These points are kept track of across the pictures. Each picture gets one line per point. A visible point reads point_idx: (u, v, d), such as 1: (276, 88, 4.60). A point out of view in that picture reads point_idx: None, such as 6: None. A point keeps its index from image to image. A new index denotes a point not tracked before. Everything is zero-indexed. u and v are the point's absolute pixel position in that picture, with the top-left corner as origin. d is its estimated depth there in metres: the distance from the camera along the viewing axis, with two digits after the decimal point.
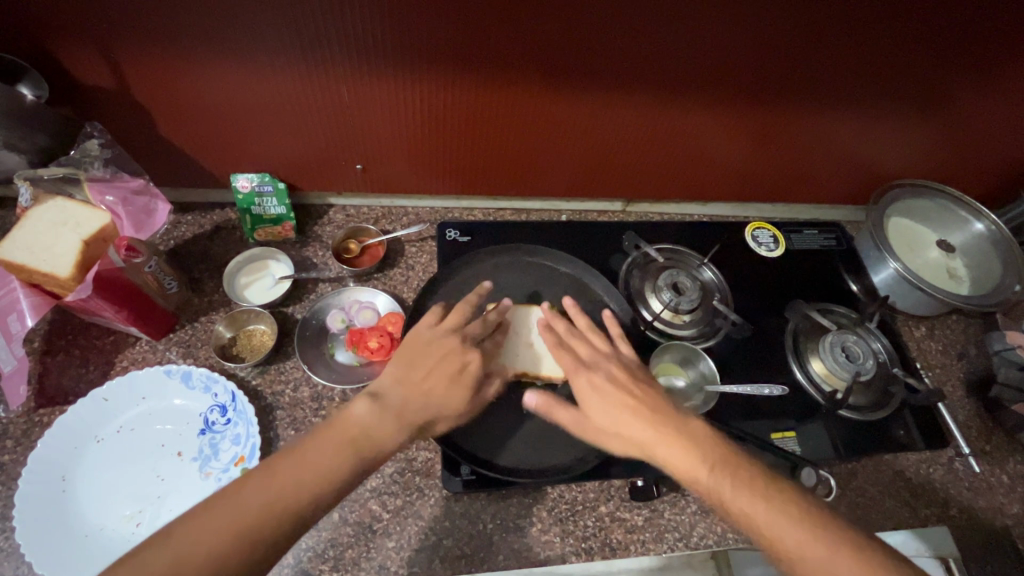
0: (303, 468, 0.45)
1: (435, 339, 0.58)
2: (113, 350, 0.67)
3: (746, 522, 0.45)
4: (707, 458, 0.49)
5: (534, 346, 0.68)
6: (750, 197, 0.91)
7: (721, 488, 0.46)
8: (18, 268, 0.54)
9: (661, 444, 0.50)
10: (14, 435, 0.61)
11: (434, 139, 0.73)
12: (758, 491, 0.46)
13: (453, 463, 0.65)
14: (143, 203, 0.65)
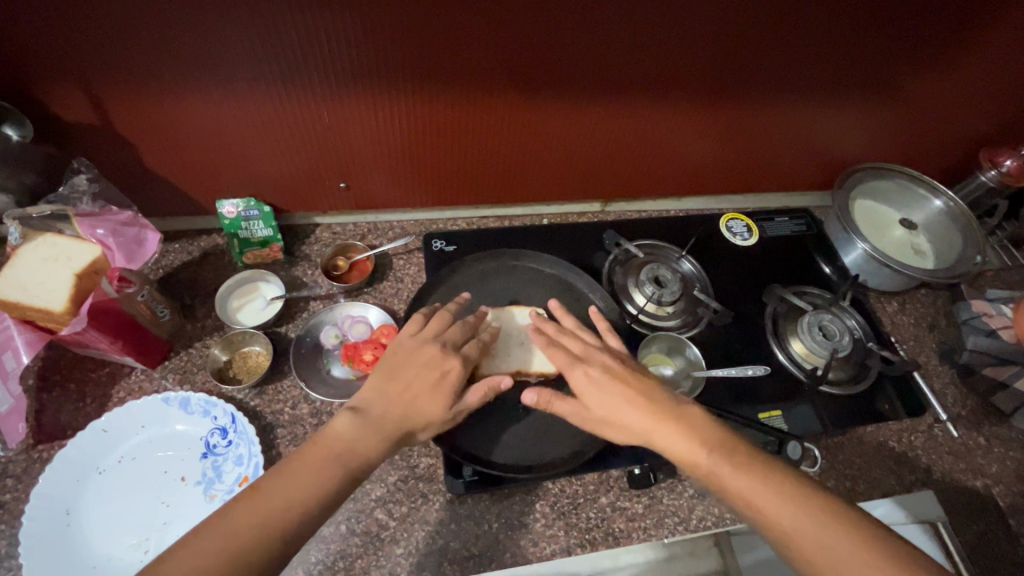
0: (310, 477, 0.47)
1: (419, 346, 0.60)
2: (110, 381, 0.67)
3: (743, 499, 0.47)
4: (697, 434, 0.51)
5: (525, 345, 0.70)
6: (722, 190, 0.94)
7: (708, 466, 0.49)
8: (12, 305, 0.54)
9: (660, 428, 0.52)
10: (13, 473, 0.61)
11: (414, 154, 0.75)
12: (745, 466, 0.48)
13: (455, 466, 0.66)
14: (133, 234, 0.64)
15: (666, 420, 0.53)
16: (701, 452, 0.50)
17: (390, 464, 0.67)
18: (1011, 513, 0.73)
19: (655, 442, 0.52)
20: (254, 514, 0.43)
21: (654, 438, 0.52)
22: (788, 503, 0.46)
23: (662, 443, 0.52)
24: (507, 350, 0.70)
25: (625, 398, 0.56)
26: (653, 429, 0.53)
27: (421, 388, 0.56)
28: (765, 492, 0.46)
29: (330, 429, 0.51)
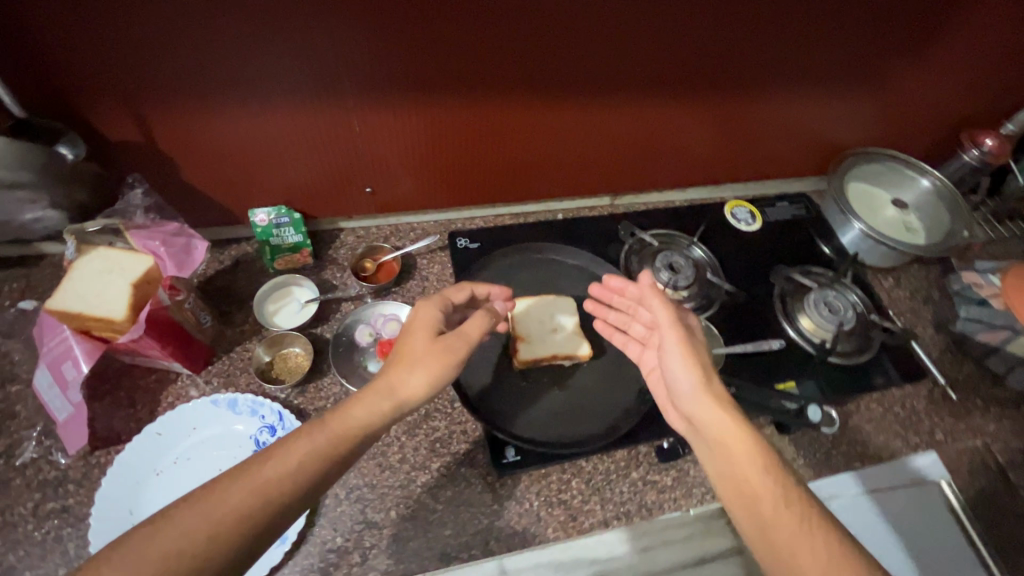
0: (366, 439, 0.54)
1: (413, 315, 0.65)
2: (158, 387, 0.70)
3: (776, 545, 0.48)
4: (765, 468, 0.52)
5: (559, 330, 0.75)
6: (726, 179, 0.98)
7: (764, 504, 0.51)
8: (72, 316, 0.57)
9: (731, 440, 0.55)
10: (75, 478, 0.63)
11: (438, 157, 0.79)
12: (807, 521, 0.49)
13: (499, 448, 0.69)
14: (182, 244, 0.66)
15: (739, 433, 0.55)
16: (766, 490, 0.51)
17: (432, 452, 0.70)
18: (1009, 467, 0.80)
19: (719, 446, 0.55)
20: None
21: (722, 444, 0.55)
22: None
23: (727, 453, 0.55)
24: (544, 337, 0.74)
25: (710, 378, 0.60)
26: (727, 439, 0.55)
27: (416, 335, 0.60)
28: (818, 557, 0.46)
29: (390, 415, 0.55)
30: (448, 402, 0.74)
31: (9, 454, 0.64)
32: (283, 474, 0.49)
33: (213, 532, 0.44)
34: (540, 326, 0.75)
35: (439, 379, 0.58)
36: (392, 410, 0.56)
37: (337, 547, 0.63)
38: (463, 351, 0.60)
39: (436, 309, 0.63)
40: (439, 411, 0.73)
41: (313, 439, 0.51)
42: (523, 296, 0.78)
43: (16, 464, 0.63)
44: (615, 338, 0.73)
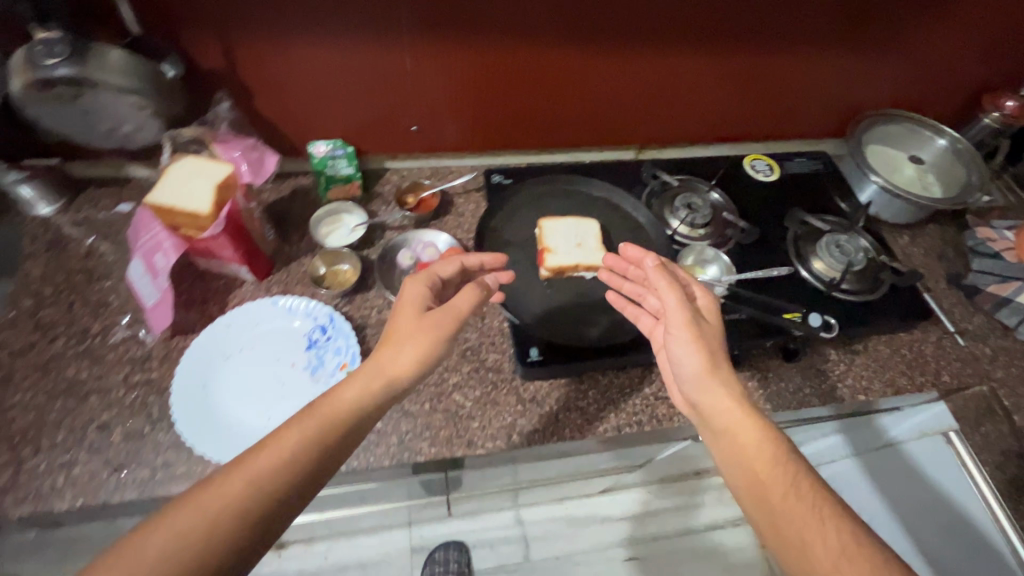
0: (370, 410, 0.57)
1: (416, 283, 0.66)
2: (226, 290, 0.80)
3: (794, 531, 0.51)
4: (776, 459, 0.56)
5: (582, 245, 0.79)
6: (747, 136, 1.03)
7: (773, 493, 0.54)
8: (166, 209, 0.67)
9: (742, 429, 0.58)
10: (157, 356, 0.73)
11: (476, 99, 0.86)
12: (818, 511, 0.51)
13: (523, 351, 0.74)
14: (257, 157, 0.76)
15: (750, 422, 0.59)
16: (776, 481, 0.54)
17: (463, 358, 0.78)
18: (1016, 411, 0.81)
19: (731, 436, 0.59)
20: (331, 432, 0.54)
21: (734, 435, 0.59)
22: (856, 563, 0.47)
23: (740, 443, 0.58)
24: (568, 251, 0.79)
25: (717, 367, 0.63)
26: (734, 430, 0.59)
27: (405, 312, 0.63)
28: (829, 545, 0.49)
29: (376, 368, 0.59)
30: (478, 318, 0.82)
31: (104, 334, 0.75)
32: (276, 458, 0.50)
33: (239, 509, 0.47)
34: (564, 242, 0.79)
35: (428, 356, 0.61)
36: (383, 392, 0.58)
37: (377, 429, 0.71)
38: (451, 325, 0.63)
39: (422, 286, 0.66)
40: (471, 325, 0.81)
41: (303, 427, 0.53)
42: (545, 219, 0.82)
43: (109, 342, 0.74)
44: (626, 311, 0.74)
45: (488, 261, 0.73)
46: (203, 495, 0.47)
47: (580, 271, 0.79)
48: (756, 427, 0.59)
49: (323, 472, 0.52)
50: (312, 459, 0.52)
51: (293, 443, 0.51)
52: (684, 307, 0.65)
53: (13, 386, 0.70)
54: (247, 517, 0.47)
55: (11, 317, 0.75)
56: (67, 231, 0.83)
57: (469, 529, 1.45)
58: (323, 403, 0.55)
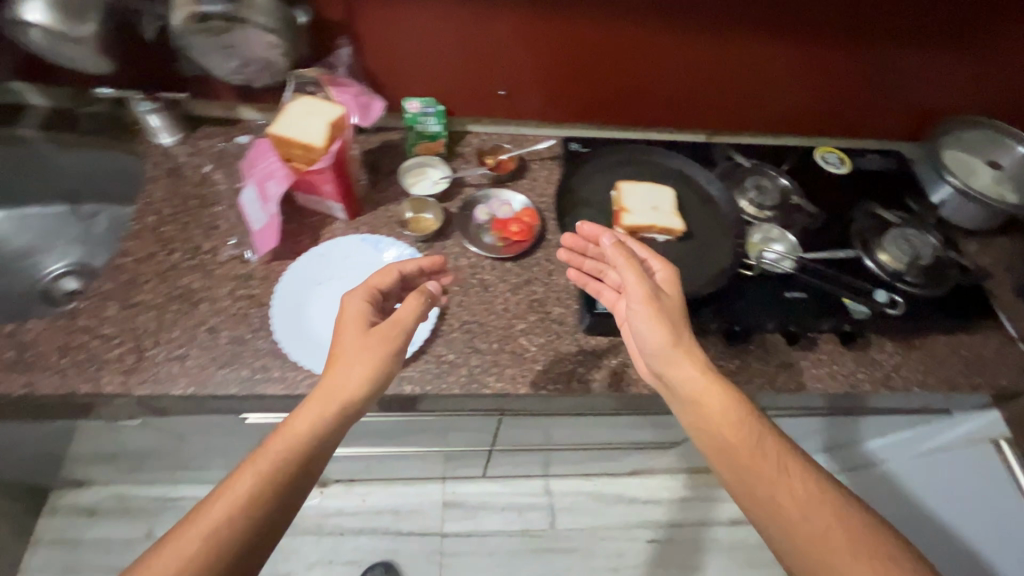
0: (325, 436, 0.62)
1: (357, 300, 0.70)
2: (320, 224, 0.87)
3: (769, 493, 0.60)
4: (742, 423, 0.64)
5: (658, 209, 0.82)
6: (821, 129, 1.04)
7: (743, 455, 0.62)
8: (285, 140, 0.74)
9: (709, 394, 0.65)
10: (258, 276, 0.81)
11: (563, 68, 0.91)
12: (784, 467, 0.61)
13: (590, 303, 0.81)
14: (365, 102, 0.84)
15: (719, 386, 0.65)
16: (743, 443, 0.62)
17: (531, 308, 0.83)
18: None
19: (701, 405, 0.65)
20: (284, 470, 0.59)
21: (703, 405, 0.65)
22: (818, 505, 0.59)
23: (709, 412, 0.64)
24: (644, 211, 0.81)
25: (680, 339, 0.67)
26: (703, 397, 0.65)
27: (351, 331, 0.67)
28: (796, 496, 0.59)
29: (325, 385, 0.64)
30: (546, 275, 0.87)
31: (214, 252, 0.83)
32: (234, 501, 0.56)
33: (209, 552, 0.53)
34: (641, 203, 0.82)
35: (377, 372, 0.65)
36: (337, 413, 0.63)
37: (448, 361, 0.77)
38: (398, 339, 0.67)
39: (364, 301, 0.70)
40: (539, 280, 0.86)
41: (256, 469, 0.58)
42: (624, 182, 0.85)
43: (218, 259, 0.82)
44: (588, 286, 0.79)
45: (426, 265, 0.75)
46: (168, 551, 0.53)
47: (654, 233, 0.81)
48: (723, 393, 0.65)
49: (282, 513, 0.58)
50: (269, 502, 0.57)
51: (247, 488, 0.57)
52: (645, 283, 0.68)
53: (137, 288, 0.79)
54: (223, 552, 0.54)
55: (136, 229, 0.84)
56: (184, 159, 0.92)
57: (502, 492, 1.52)
58: (276, 440, 0.60)
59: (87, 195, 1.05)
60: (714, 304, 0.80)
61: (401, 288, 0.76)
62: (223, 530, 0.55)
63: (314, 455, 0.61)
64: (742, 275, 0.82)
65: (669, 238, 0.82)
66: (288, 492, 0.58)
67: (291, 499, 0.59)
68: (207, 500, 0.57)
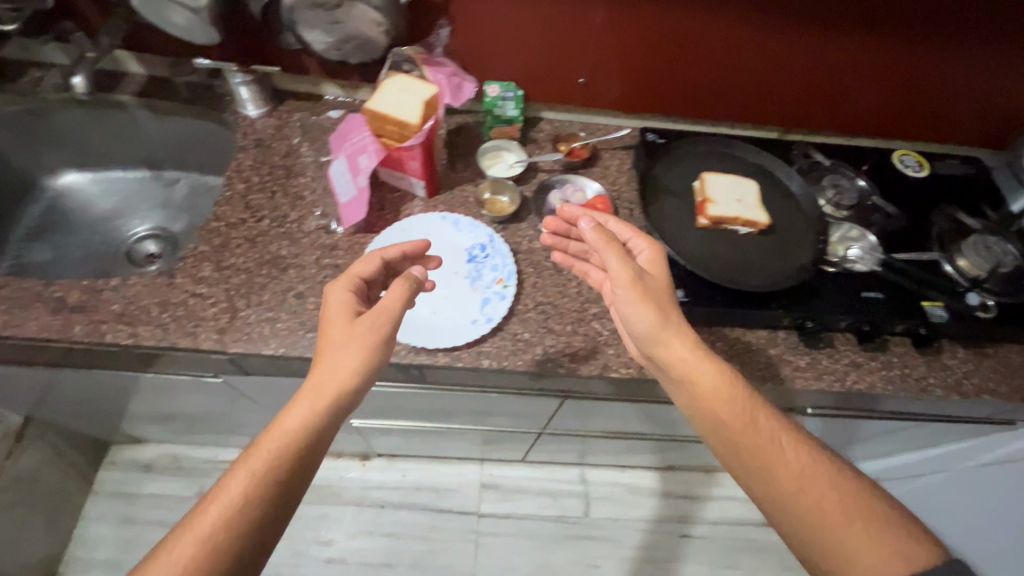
0: (318, 426, 0.62)
1: (343, 292, 0.69)
2: (400, 201, 0.90)
3: (767, 473, 0.60)
4: (732, 402, 0.63)
5: (743, 202, 0.83)
6: (897, 132, 1.03)
7: (735, 431, 0.62)
8: (382, 116, 0.77)
9: (698, 372, 0.64)
10: (342, 247, 0.84)
11: (646, 60, 0.92)
12: (777, 440, 0.62)
13: None
14: (457, 83, 0.86)
15: (707, 364, 0.65)
16: (735, 421, 0.62)
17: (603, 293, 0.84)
18: None
19: (692, 386, 0.65)
20: (273, 471, 0.59)
21: (693, 384, 0.65)
22: (815, 478, 0.58)
23: (700, 392, 0.64)
24: (729, 203, 0.83)
25: (666, 321, 0.66)
26: (695, 376, 0.64)
27: (338, 320, 0.67)
28: (793, 471, 0.59)
29: (317, 372, 0.64)
30: None
31: (301, 221, 0.86)
32: (227, 504, 0.57)
33: (204, 555, 0.54)
34: (725, 195, 0.83)
35: (367, 360, 0.65)
36: (331, 405, 0.63)
37: (524, 340, 0.79)
38: (387, 326, 0.67)
39: (348, 290, 0.69)
40: None
41: (247, 470, 0.59)
42: (709, 173, 0.86)
43: (305, 228, 0.85)
44: (575, 267, 0.80)
45: (411, 248, 0.76)
46: (161, 560, 0.54)
47: (736, 225, 0.83)
48: (713, 371, 0.65)
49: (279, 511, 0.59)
50: (264, 501, 0.58)
51: (241, 491, 0.57)
52: (628, 268, 0.67)
53: (230, 251, 0.82)
54: (219, 553, 0.55)
55: (227, 196, 0.87)
56: (271, 132, 0.95)
57: (539, 477, 1.55)
58: (268, 439, 0.61)
59: (168, 162, 1.09)
60: (792, 297, 0.80)
61: (388, 275, 0.77)
62: (219, 534, 0.55)
63: (307, 450, 0.61)
64: (821, 270, 0.83)
65: (751, 231, 0.83)
66: (281, 488, 0.59)
67: (286, 499, 0.59)
68: (202, 506, 0.57)
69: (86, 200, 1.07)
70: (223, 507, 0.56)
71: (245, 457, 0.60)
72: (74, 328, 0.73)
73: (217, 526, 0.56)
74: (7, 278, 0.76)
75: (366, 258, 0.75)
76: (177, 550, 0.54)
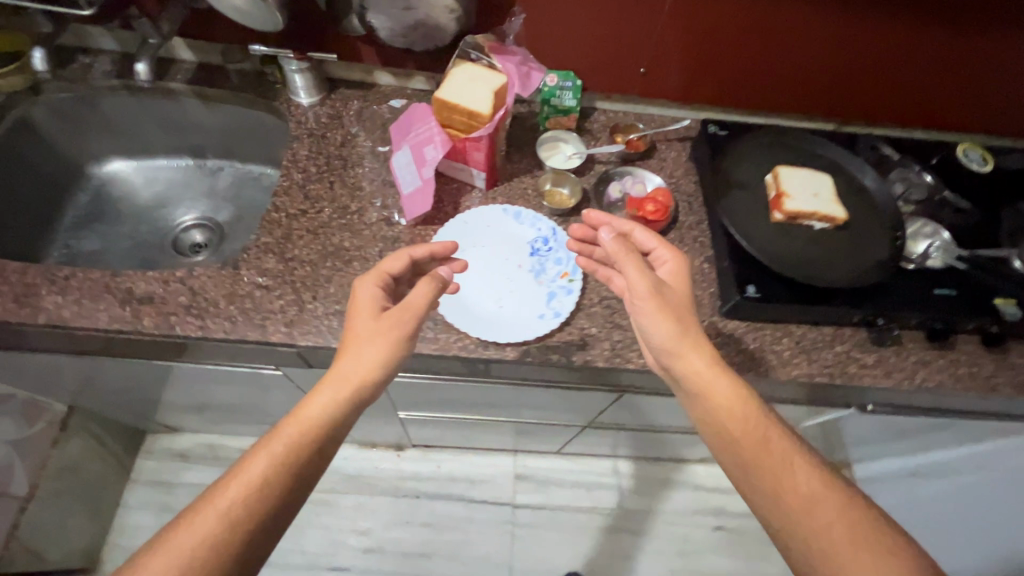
0: (329, 434, 0.62)
1: (368, 287, 0.69)
2: (459, 193, 0.89)
3: (776, 492, 0.59)
4: (747, 417, 0.63)
5: (819, 196, 0.82)
6: (960, 126, 1.00)
7: (746, 447, 0.62)
8: (452, 106, 0.75)
9: (714, 384, 0.64)
10: (404, 239, 0.83)
11: (709, 50, 0.90)
12: (790, 459, 0.61)
13: (740, 283, 0.77)
14: (524, 72, 0.88)
15: (723, 377, 0.65)
16: (748, 438, 0.62)
17: None
18: None
19: (706, 395, 0.64)
20: (285, 467, 0.59)
21: (707, 393, 0.64)
22: (825, 502, 0.58)
23: (716, 402, 0.64)
24: (807, 197, 0.81)
25: (684, 333, 0.66)
26: (710, 390, 0.64)
27: (362, 316, 0.67)
28: (802, 492, 0.59)
29: (341, 366, 0.65)
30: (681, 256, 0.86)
31: (361, 213, 0.85)
32: (245, 485, 0.57)
33: (217, 535, 0.55)
34: (802, 189, 0.82)
35: (391, 355, 0.66)
36: (351, 397, 0.64)
37: (592, 334, 0.79)
38: (408, 326, 0.67)
39: (373, 286, 0.69)
40: None
41: (265, 455, 0.59)
42: (783, 166, 0.84)
43: (366, 220, 0.84)
44: (598, 273, 0.78)
45: (438, 249, 0.74)
46: (170, 541, 0.54)
47: (813, 220, 0.81)
48: (729, 385, 0.64)
49: (285, 510, 0.59)
50: (274, 496, 0.58)
51: (258, 474, 0.58)
52: (647, 278, 0.67)
53: (292, 243, 0.81)
54: (228, 538, 0.55)
55: (285, 186, 0.86)
56: (325, 121, 0.93)
57: (572, 468, 1.55)
58: (288, 425, 0.62)
59: (212, 150, 1.07)
60: (871, 294, 0.78)
61: (413, 273, 0.76)
62: (234, 515, 0.56)
63: (316, 453, 0.61)
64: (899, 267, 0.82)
65: (826, 226, 0.82)
66: (290, 489, 0.59)
67: (292, 499, 0.60)
68: (220, 486, 0.58)
69: (131, 188, 1.06)
70: (241, 487, 0.57)
71: (257, 448, 0.60)
72: (144, 320, 0.73)
73: (228, 513, 0.56)
74: (73, 269, 0.76)
75: (394, 253, 0.74)
76: (193, 527, 0.55)
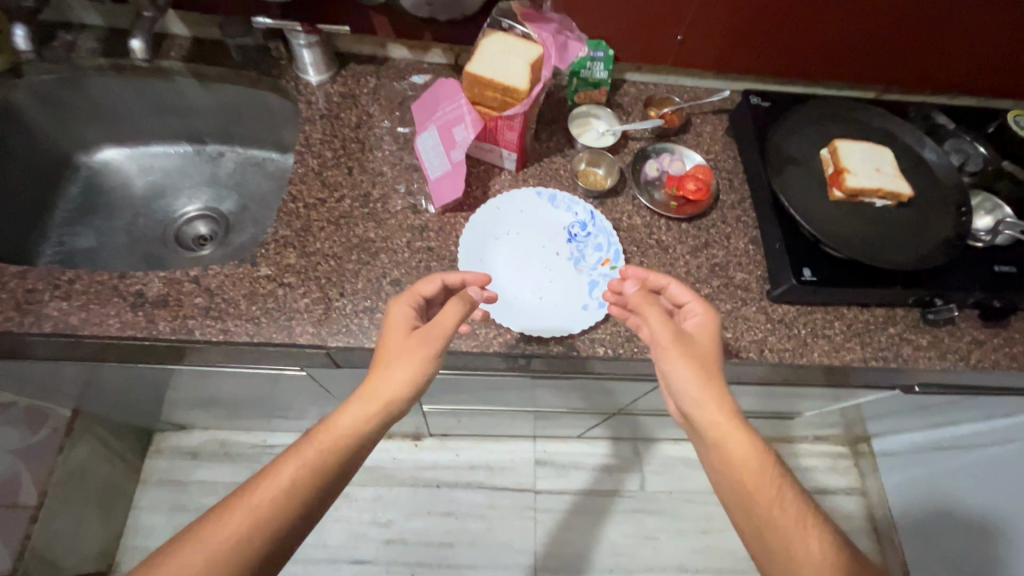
0: (339, 480, 0.57)
1: (402, 303, 0.64)
2: (486, 176, 0.82)
3: (784, 556, 0.57)
4: (766, 477, 0.59)
5: (881, 171, 0.77)
6: (1008, 92, 0.95)
7: (760, 507, 0.58)
8: (484, 81, 0.70)
9: (731, 440, 0.59)
10: (433, 228, 0.77)
11: (751, 15, 0.84)
12: (805, 525, 0.58)
13: (795, 267, 0.73)
14: (562, 41, 0.79)
15: (747, 436, 0.60)
16: (765, 498, 0.58)
17: (713, 272, 0.79)
18: None
19: (723, 450, 0.60)
20: (308, 485, 0.55)
21: (727, 445, 0.60)
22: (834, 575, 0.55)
23: (732, 459, 0.59)
24: (870, 173, 0.77)
25: (706, 393, 0.60)
26: (727, 447, 0.60)
27: (395, 331, 0.62)
28: (811, 561, 0.56)
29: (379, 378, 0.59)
30: (726, 238, 0.81)
31: (384, 200, 0.79)
32: (276, 487, 0.54)
33: (242, 539, 0.52)
34: (865, 165, 0.77)
35: (420, 378, 0.59)
36: (380, 416, 0.58)
37: None
38: (437, 344, 0.60)
39: (406, 304, 0.64)
40: (717, 243, 0.81)
41: (296, 462, 0.56)
42: (842, 140, 0.80)
43: (389, 208, 0.78)
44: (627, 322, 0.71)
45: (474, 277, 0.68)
46: (189, 544, 0.52)
47: (874, 198, 0.77)
48: (753, 443, 0.60)
49: (296, 536, 0.55)
50: (296, 512, 0.54)
51: (290, 477, 0.55)
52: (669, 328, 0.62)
53: (313, 235, 0.75)
54: (245, 549, 0.52)
55: (300, 173, 0.80)
56: (337, 101, 0.86)
57: (592, 451, 1.53)
58: (324, 429, 0.58)
59: (213, 135, 0.99)
60: (927, 274, 0.74)
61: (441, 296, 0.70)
62: (264, 514, 0.53)
63: (323, 494, 0.56)
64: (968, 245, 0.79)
65: (888, 203, 0.78)
66: (304, 520, 0.55)
67: (306, 525, 0.56)
68: (250, 484, 0.55)
69: (128, 178, 0.99)
70: (271, 488, 0.54)
71: (282, 460, 0.56)
72: (159, 325, 0.68)
73: (252, 521, 0.53)
74: (77, 272, 0.70)
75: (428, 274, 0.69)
76: (225, 518, 0.53)
